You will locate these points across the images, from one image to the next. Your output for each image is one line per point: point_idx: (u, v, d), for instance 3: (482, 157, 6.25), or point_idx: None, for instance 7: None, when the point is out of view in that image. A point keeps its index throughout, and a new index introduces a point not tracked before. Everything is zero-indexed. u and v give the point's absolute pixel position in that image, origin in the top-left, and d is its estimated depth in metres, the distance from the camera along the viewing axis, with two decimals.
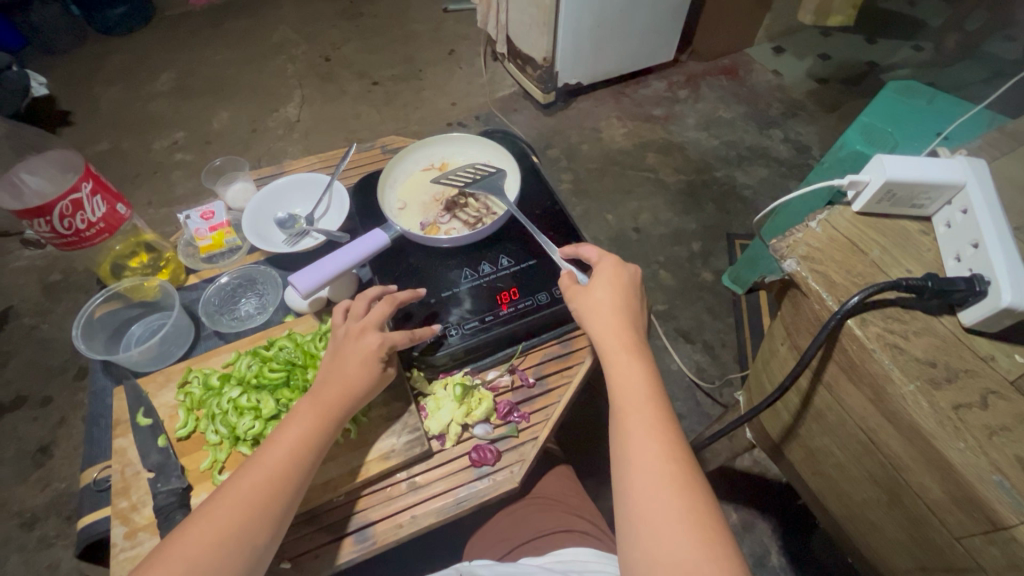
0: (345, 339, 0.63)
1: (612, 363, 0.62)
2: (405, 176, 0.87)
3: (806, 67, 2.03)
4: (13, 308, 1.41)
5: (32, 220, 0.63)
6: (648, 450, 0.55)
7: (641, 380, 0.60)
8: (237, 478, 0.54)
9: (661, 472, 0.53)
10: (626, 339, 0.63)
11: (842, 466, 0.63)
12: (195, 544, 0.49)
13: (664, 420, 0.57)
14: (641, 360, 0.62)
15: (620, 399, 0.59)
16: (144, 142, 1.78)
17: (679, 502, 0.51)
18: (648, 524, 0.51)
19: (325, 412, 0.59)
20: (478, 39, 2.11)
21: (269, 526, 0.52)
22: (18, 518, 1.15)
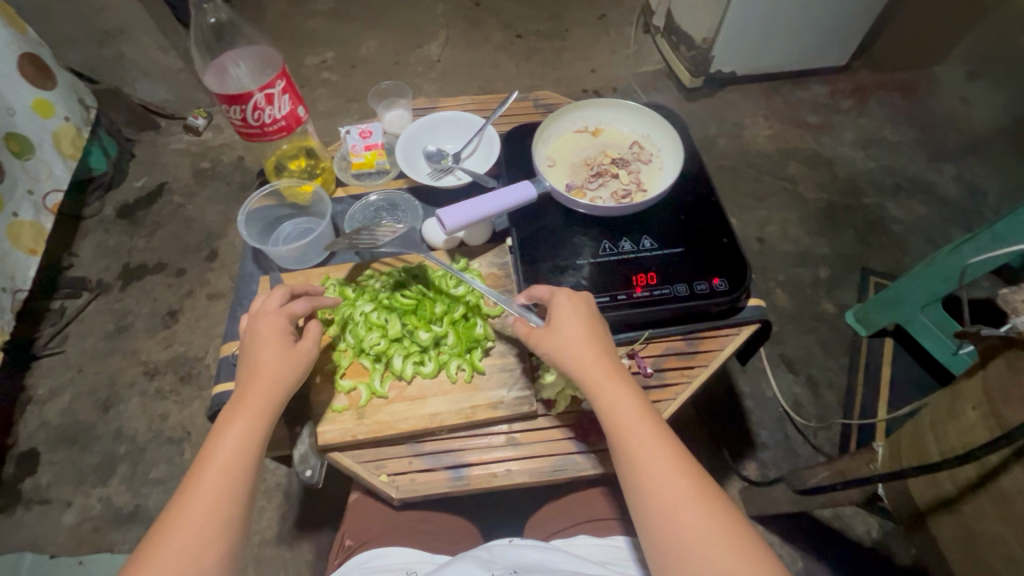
0: (258, 328, 0.60)
1: (595, 392, 0.57)
2: (558, 136, 0.83)
3: (1005, 100, 1.74)
4: (167, 184, 1.58)
5: (229, 106, 0.68)
6: (661, 483, 0.51)
7: (625, 407, 0.55)
8: (201, 463, 0.53)
9: (688, 505, 0.50)
10: (601, 359, 0.58)
11: (1010, 557, 0.62)
12: (186, 521, 0.49)
13: (662, 446, 0.53)
14: (622, 381, 0.57)
15: (612, 427, 0.55)
16: (297, 55, 1.87)
17: (716, 532, 0.48)
18: (684, 560, 0.48)
19: (250, 398, 0.56)
20: (632, 8, 2.00)
21: (249, 489, 0.53)
22: (143, 367, 1.31)
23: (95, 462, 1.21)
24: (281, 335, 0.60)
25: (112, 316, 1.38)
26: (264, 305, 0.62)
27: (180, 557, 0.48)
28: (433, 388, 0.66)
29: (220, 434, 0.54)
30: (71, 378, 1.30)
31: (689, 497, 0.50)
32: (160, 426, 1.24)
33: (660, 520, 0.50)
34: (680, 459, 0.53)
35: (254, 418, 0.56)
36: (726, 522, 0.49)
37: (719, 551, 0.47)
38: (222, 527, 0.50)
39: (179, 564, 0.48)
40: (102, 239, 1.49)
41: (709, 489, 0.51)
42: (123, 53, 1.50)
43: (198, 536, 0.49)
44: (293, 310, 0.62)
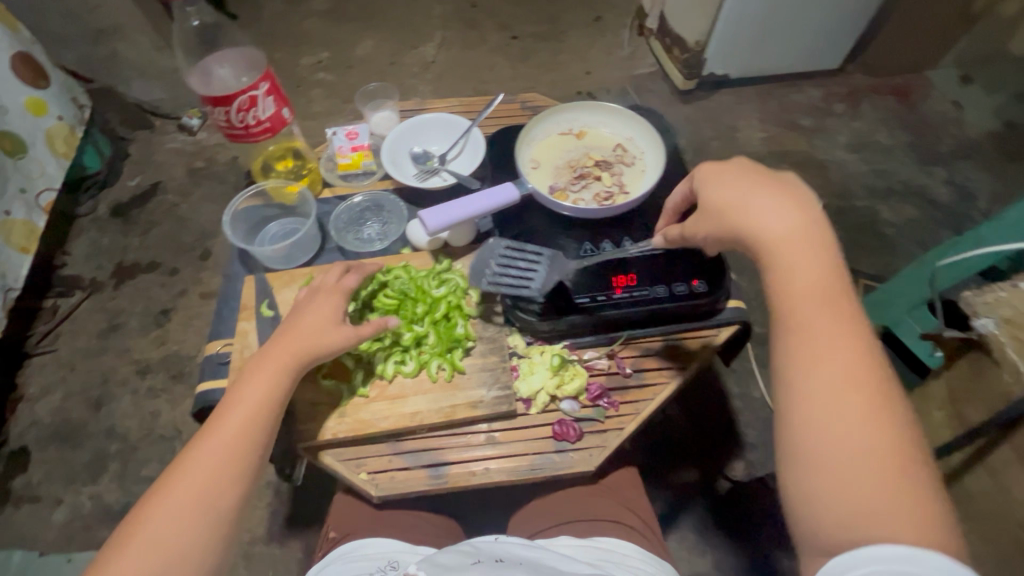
0: (314, 298, 0.64)
1: (776, 263, 0.49)
2: (543, 138, 0.84)
3: (997, 104, 1.75)
4: (161, 183, 1.58)
5: (214, 108, 0.69)
6: (827, 375, 0.44)
7: (811, 283, 0.47)
8: (223, 410, 0.56)
9: (858, 413, 0.42)
10: (793, 226, 0.49)
11: None
12: (203, 458, 0.53)
13: (846, 338, 0.45)
14: (813, 259, 0.48)
15: (786, 298, 0.48)
16: (294, 56, 1.88)
17: (882, 454, 0.41)
18: (827, 459, 0.42)
19: (279, 350, 0.59)
20: (628, 10, 2.00)
21: (259, 447, 0.55)
22: (136, 365, 1.32)
23: (87, 460, 1.21)
24: (328, 303, 0.63)
25: (105, 314, 1.39)
26: (322, 280, 0.66)
27: (196, 491, 0.51)
28: (413, 387, 0.67)
29: (245, 384, 0.57)
30: (64, 376, 1.31)
31: (858, 402, 0.42)
32: (152, 424, 1.25)
33: (815, 410, 0.43)
34: (861, 359, 0.44)
35: (277, 372, 0.58)
36: (897, 439, 0.41)
37: (877, 468, 0.40)
38: (237, 467, 0.53)
39: (191, 499, 0.51)
40: (96, 238, 1.50)
41: (891, 399, 0.43)
42: (118, 52, 1.50)
43: (206, 481, 0.52)
44: (345, 286, 0.65)
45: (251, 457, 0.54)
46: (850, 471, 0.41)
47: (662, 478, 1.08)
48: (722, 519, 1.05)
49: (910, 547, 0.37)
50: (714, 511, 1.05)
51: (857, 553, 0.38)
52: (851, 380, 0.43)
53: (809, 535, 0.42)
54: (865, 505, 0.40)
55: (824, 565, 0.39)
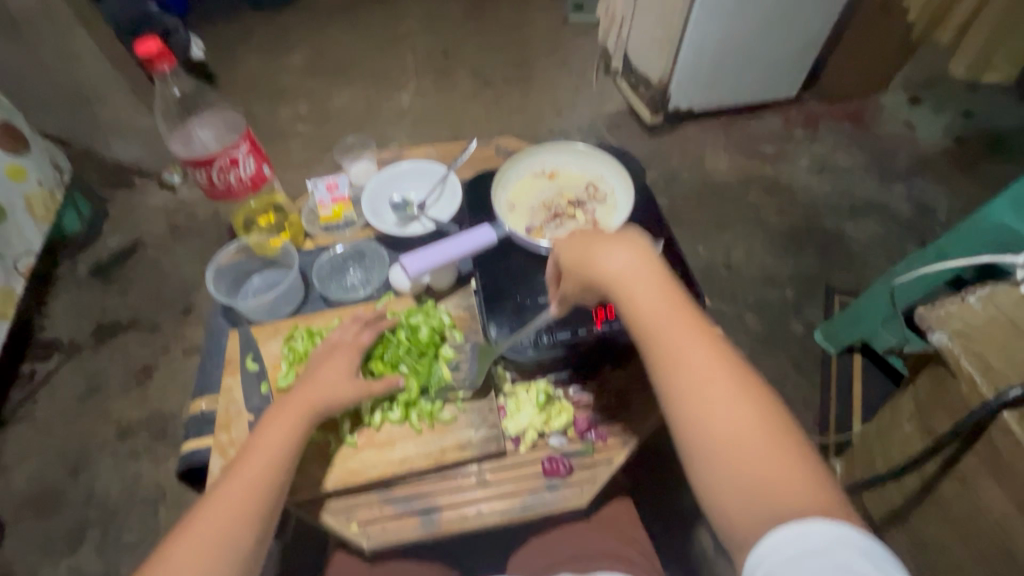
0: (331, 351, 0.65)
1: (625, 294, 0.51)
2: (517, 180, 0.88)
3: (943, 122, 1.86)
4: (142, 240, 1.59)
5: (196, 169, 0.71)
6: (692, 388, 0.47)
7: (655, 306, 0.50)
8: (244, 454, 0.56)
9: (733, 418, 0.45)
10: (623, 253, 0.53)
11: (959, 567, 0.69)
12: (224, 501, 0.53)
13: (700, 345, 0.48)
14: (653, 278, 0.52)
15: (639, 327, 0.51)
16: (272, 110, 1.93)
17: (763, 448, 0.44)
18: (718, 464, 0.44)
19: (298, 398, 0.60)
20: (592, 52, 2.11)
21: (274, 507, 0.55)
22: (116, 427, 1.29)
23: (66, 530, 1.17)
24: (346, 357, 0.64)
25: (85, 377, 1.36)
26: (342, 335, 0.67)
27: (217, 532, 0.51)
28: (402, 433, 0.67)
29: (264, 430, 0.58)
30: (41, 443, 1.27)
31: (729, 405, 0.46)
32: (134, 487, 1.21)
33: (693, 423, 0.46)
34: (722, 360, 0.47)
35: (295, 417, 0.59)
36: (769, 424, 0.45)
37: (759, 456, 0.43)
38: (257, 511, 0.53)
39: (210, 542, 0.50)
40: (76, 299, 1.49)
41: (751, 389, 0.46)
42: (98, 115, 1.53)
43: (217, 537, 0.50)
44: (361, 340, 0.66)
45: (269, 503, 0.54)
46: (735, 467, 0.43)
47: (658, 508, 1.08)
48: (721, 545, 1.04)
49: (812, 525, 0.38)
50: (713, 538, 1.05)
51: (769, 544, 0.39)
52: (712, 385, 0.46)
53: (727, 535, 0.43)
54: (760, 494, 0.42)
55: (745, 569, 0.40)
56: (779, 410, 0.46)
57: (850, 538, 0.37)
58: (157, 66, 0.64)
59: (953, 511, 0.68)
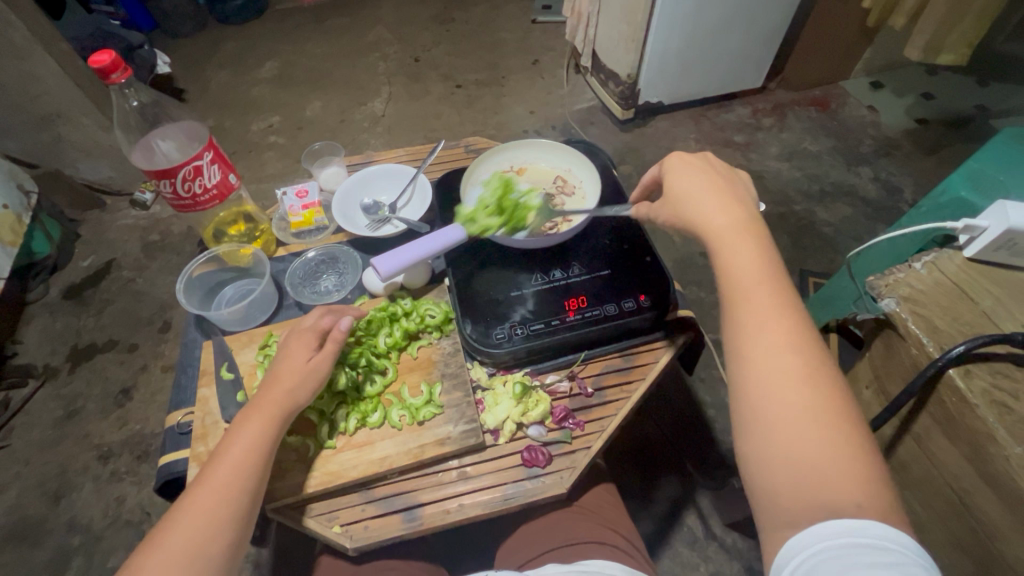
0: (287, 342, 0.64)
1: (723, 249, 0.55)
2: (486, 177, 0.88)
3: (905, 105, 1.91)
4: (116, 260, 1.56)
5: (159, 181, 0.70)
6: (773, 353, 0.48)
7: (756, 268, 0.53)
8: (213, 460, 0.56)
9: (802, 388, 0.47)
10: (736, 217, 0.56)
11: (930, 531, 0.71)
12: (195, 510, 0.52)
13: (786, 316, 0.50)
14: (755, 246, 0.55)
15: (729, 284, 0.53)
16: (244, 123, 1.92)
17: (827, 422, 0.45)
18: (778, 435, 0.46)
19: (265, 400, 0.60)
20: (563, 51, 2.13)
21: (248, 508, 0.55)
22: (96, 450, 1.26)
23: (46, 559, 1.14)
24: (302, 347, 0.63)
25: (62, 401, 1.33)
26: (296, 325, 0.67)
27: (191, 539, 0.51)
28: (380, 433, 0.67)
29: (233, 436, 0.58)
30: (18, 472, 1.24)
31: (799, 373, 0.47)
32: (116, 510, 1.19)
33: (763, 387, 0.48)
34: (799, 330, 0.50)
35: (266, 420, 0.59)
36: (835, 407, 0.46)
37: (820, 435, 0.44)
38: (228, 517, 0.53)
39: (185, 549, 0.50)
40: (49, 323, 1.46)
41: (830, 371, 0.48)
42: (63, 136, 1.51)
43: (197, 540, 0.51)
44: (319, 326, 0.65)
45: (244, 502, 0.54)
46: (794, 441, 0.45)
47: (646, 495, 1.09)
48: (709, 528, 1.05)
49: (863, 524, 0.40)
50: (701, 522, 1.06)
51: (817, 532, 0.41)
52: (790, 356, 0.48)
53: (768, 513, 0.45)
54: (811, 472, 0.44)
55: (784, 556, 0.42)
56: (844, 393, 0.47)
57: (898, 542, 0.39)
58: (112, 78, 0.65)
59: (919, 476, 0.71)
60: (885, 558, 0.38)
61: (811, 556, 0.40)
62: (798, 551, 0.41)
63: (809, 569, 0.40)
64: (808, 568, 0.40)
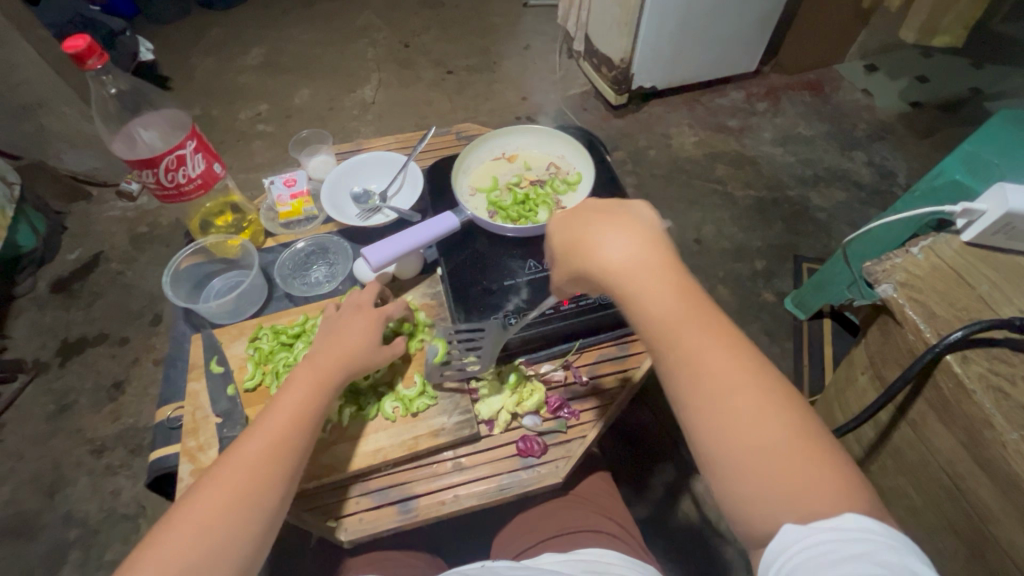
0: (350, 314, 0.65)
1: (625, 291, 0.46)
2: (479, 164, 0.87)
3: (899, 88, 1.89)
4: (103, 253, 1.54)
5: (143, 171, 0.68)
6: (716, 401, 0.42)
7: (669, 309, 0.45)
8: (270, 408, 0.56)
9: (755, 427, 0.40)
10: (631, 246, 0.47)
11: (922, 512, 0.72)
12: (248, 454, 0.52)
13: (717, 347, 0.43)
14: (660, 277, 0.46)
15: (652, 333, 0.45)
16: (231, 111, 1.88)
17: (794, 452, 0.39)
18: (748, 484, 0.39)
19: (324, 355, 0.60)
20: (555, 35, 2.10)
21: (289, 474, 0.53)
22: (89, 444, 1.25)
23: (43, 553, 1.13)
24: (368, 320, 0.64)
25: (53, 396, 1.32)
26: (358, 297, 0.67)
27: (234, 487, 0.50)
28: (374, 425, 0.67)
29: (289, 388, 0.58)
30: (11, 468, 1.23)
31: (751, 408, 0.41)
32: (112, 504, 1.18)
33: (719, 440, 0.41)
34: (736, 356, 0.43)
35: (322, 376, 0.58)
36: (802, 436, 0.40)
37: (796, 475, 0.38)
38: (279, 467, 0.52)
39: (220, 503, 0.48)
40: (37, 317, 1.44)
41: (782, 396, 0.42)
42: (44, 126, 1.47)
43: (227, 501, 0.48)
44: (387, 310, 0.66)
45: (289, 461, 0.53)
46: (766, 488, 0.39)
47: (641, 482, 1.09)
48: (705, 513, 1.06)
49: (842, 517, 0.36)
50: (697, 507, 1.07)
51: (790, 533, 0.37)
52: (738, 391, 0.41)
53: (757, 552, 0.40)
54: (791, 510, 0.38)
55: (763, 563, 0.38)
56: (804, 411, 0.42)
57: (876, 530, 0.36)
58: (88, 64, 0.62)
59: (910, 457, 0.71)
60: (865, 550, 0.35)
61: (788, 562, 0.36)
62: (775, 558, 0.37)
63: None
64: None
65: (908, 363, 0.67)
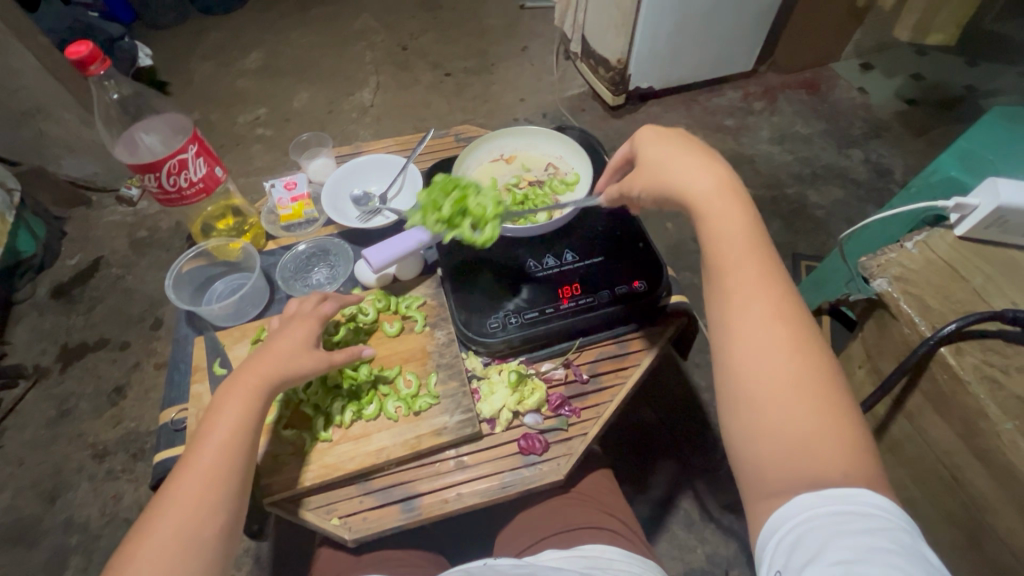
0: (286, 325, 0.65)
1: (705, 217, 0.54)
2: (478, 164, 0.88)
3: (895, 86, 1.90)
4: (103, 258, 1.54)
5: (144, 175, 0.69)
6: (761, 326, 0.48)
7: (742, 238, 0.52)
8: (198, 442, 0.55)
9: (787, 357, 0.47)
10: (720, 185, 0.56)
11: (918, 504, 0.73)
12: (183, 493, 0.52)
13: (772, 286, 0.50)
14: (739, 217, 0.54)
15: (717, 260, 0.53)
16: (230, 115, 1.89)
17: (816, 391, 0.45)
18: (764, 402, 0.46)
19: (247, 373, 0.59)
20: (552, 37, 2.11)
21: (238, 495, 0.54)
22: (91, 449, 1.25)
23: (44, 559, 1.13)
24: (303, 332, 0.64)
25: (54, 402, 1.32)
26: (298, 309, 0.67)
27: (180, 524, 0.50)
28: (376, 425, 0.67)
29: (217, 414, 0.57)
30: (12, 473, 1.23)
31: (786, 343, 0.47)
32: (114, 509, 1.19)
33: (748, 355, 0.48)
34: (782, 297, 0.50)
35: (251, 393, 0.58)
36: (821, 378, 0.46)
37: (806, 403, 0.45)
38: (226, 492, 0.53)
39: (176, 538, 0.49)
40: (38, 323, 1.44)
41: (813, 343, 0.48)
42: (44, 132, 1.48)
43: (180, 534, 0.49)
44: (323, 312, 0.67)
45: (235, 487, 0.54)
46: (779, 411, 0.45)
47: (642, 480, 1.10)
48: (707, 510, 1.07)
49: (857, 492, 0.40)
50: (699, 504, 1.07)
51: (806, 501, 0.41)
52: (779, 325, 0.48)
53: (753, 486, 0.45)
54: (798, 440, 0.44)
55: (773, 525, 0.42)
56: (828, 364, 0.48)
57: (885, 508, 0.40)
58: (90, 69, 0.63)
59: (905, 449, 0.72)
60: (867, 524, 0.39)
61: (797, 526, 0.41)
62: (788, 521, 0.41)
63: (794, 540, 0.40)
64: (794, 537, 0.40)
65: (903, 357, 0.68)
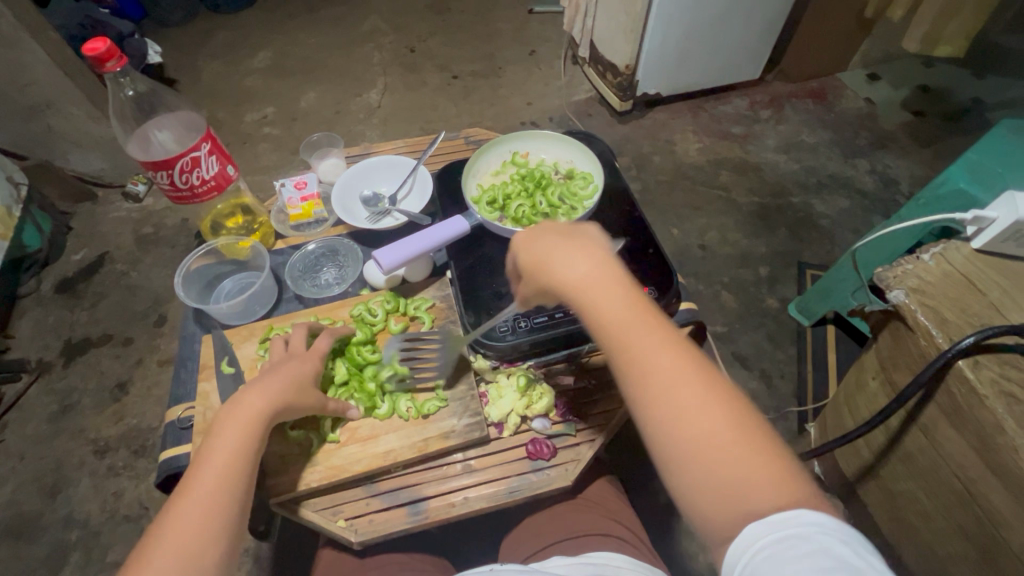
0: (285, 361, 0.63)
1: (586, 303, 0.49)
2: (488, 168, 0.88)
3: (901, 97, 1.91)
4: (108, 253, 1.54)
5: (156, 172, 0.69)
6: (662, 397, 0.44)
7: (623, 317, 0.48)
8: (195, 470, 0.52)
9: (706, 425, 0.43)
10: (594, 271, 0.50)
11: (928, 515, 0.73)
12: (179, 528, 0.49)
13: (669, 354, 0.46)
14: (618, 297, 0.49)
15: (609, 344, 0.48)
16: (238, 113, 1.89)
17: (742, 452, 0.42)
18: (690, 466, 0.43)
19: (245, 404, 0.57)
20: (560, 42, 2.11)
21: (240, 525, 0.52)
22: (92, 445, 1.25)
23: (44, 555, 1.13)
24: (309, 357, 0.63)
25: (56, 396, 1.32)
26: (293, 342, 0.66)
27: (176, 561, 0.47)
28: (385, 426, 0.67)
29: (214, 443, 0.54)
30: (12, 468, 1.22)
31: (699, 408, 0.44)
32: (114, 505, 1.18)
33: (668, 434, 0.44)
34: (686, 362, 0.46)
35: (248, 424, 0.56)
36: (746, 429, 0.43)
37: (736, 465, 0.41)
38: (227, 523, 0.51)
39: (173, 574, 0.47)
40: (42, 317, 1.44)
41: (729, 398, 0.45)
42: (52, 126, 1.48)
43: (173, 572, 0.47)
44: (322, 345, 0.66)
45: (236, 515, 0.52)
46: (707, 470, 0.42)
47: (646, 487, 1.09)
48: None
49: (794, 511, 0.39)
50: None
51: (749, 536, 0.39)
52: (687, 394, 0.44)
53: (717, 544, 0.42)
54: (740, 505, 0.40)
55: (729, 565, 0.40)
56: (748, 414, 0.44)
57: (824, 524, 0.38)
58: (107, 66, 0.63)
59: (916, 460, 0.72)
60: (814, 543, 0.37)
61: (748, 564, 0.38)
62: (737, 562, 0.39)
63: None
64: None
65: (918, 369, 0.68)
